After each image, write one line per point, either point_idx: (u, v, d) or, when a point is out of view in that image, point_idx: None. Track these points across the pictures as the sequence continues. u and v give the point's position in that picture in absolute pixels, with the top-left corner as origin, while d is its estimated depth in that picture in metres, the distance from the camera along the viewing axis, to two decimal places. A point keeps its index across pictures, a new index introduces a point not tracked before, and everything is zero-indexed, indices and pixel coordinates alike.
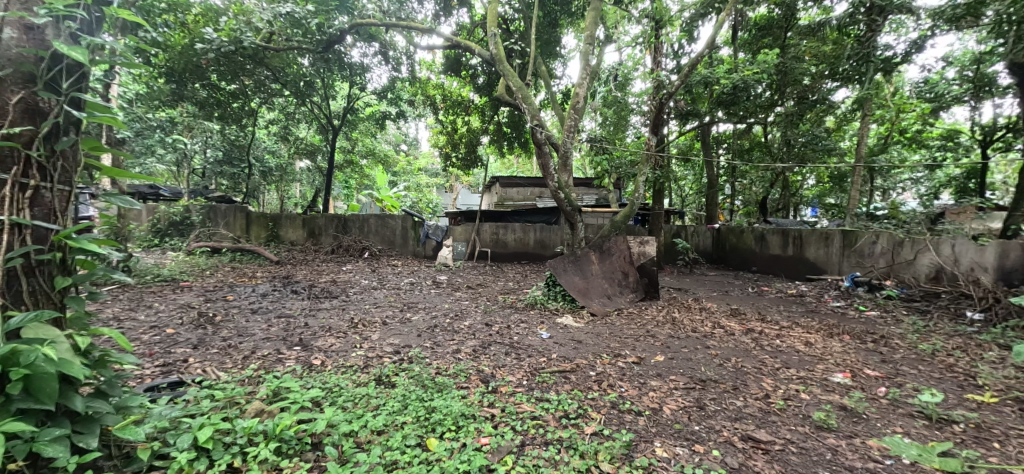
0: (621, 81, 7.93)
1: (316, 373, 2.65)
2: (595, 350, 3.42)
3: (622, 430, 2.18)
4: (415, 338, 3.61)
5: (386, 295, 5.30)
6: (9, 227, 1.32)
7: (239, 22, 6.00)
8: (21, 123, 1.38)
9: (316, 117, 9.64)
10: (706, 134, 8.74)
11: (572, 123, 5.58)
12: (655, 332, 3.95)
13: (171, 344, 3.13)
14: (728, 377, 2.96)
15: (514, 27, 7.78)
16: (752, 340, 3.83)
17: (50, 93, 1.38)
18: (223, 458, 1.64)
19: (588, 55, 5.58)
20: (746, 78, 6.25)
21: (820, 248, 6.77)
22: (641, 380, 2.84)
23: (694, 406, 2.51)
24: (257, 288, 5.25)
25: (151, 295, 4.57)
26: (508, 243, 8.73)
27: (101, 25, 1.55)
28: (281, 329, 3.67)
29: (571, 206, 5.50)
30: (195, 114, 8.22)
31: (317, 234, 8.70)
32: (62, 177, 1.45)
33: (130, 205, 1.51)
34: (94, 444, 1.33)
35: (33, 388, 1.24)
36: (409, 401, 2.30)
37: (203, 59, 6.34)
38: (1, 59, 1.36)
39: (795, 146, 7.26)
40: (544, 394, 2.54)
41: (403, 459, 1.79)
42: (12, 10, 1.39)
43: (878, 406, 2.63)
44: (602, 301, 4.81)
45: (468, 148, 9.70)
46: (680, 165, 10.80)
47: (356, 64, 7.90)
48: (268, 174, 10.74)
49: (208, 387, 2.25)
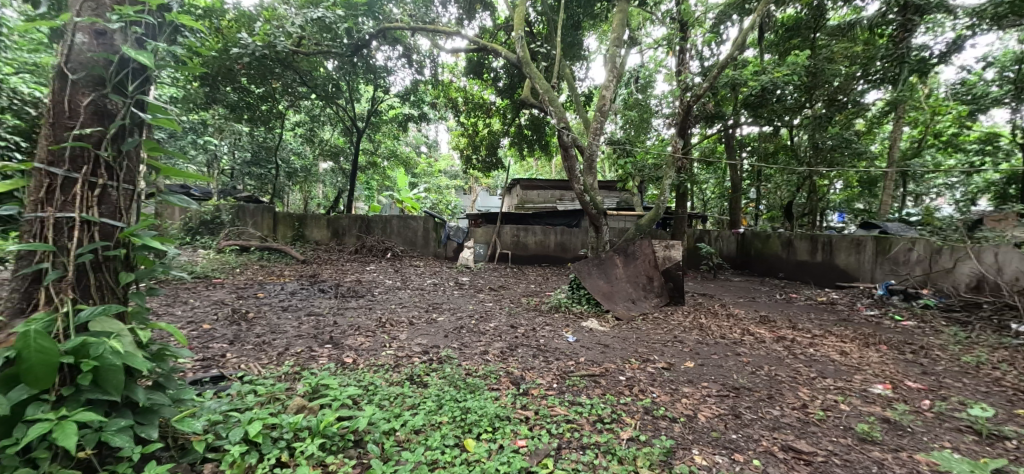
0: (643, 83, 8.12)
1: (350, 371, 2.69)
2: (624, 355, 3.39)
3: (660, 436, 2.16)
4: (442, 338, 3.65)
5: (411, 295, 5.36)
6: (79, 224, 1.39)
7: (273, 27, 6.21)
8: (90, 125, 1.44)
9: (341, 120, 9.76)
10: (730, 138, 8.63)
11: (598, 126, 5.50)
12: (683, 338, 3.90)
13: (208, 340, 3.21)
14: (763, 385, 2.90)
15: (538, 31, 7.82)
16: (784, 348, 3.74)
17: (118, 96, 1.44)
18: (272, 452, 1.68)
19: (616, 57, 5.54)
20: (775, 80, 6.13)
21: (851, 254, 6.64)
22: (673, 386, 2.81)
23: (730, 414, 2.46)
24: (285, 286, 5.35)
25: (186, 291, 4.70)
26: (528, 246, 8.72)
27: (160, 31, 1.60)
28: (312, 327, 3.73)
29: (596, 209, 5.42)
30: (226, 117, 8.42)
31: (341, 234, 8.82)
32: (127, 177, 1.50)
33: (188, 205, 1.58)
34: (155, 435, 1.37)
35: (100, 379, 1.29)
36: (444, 401, 2.32)
37: (239, 63, 6.53)
38: (74, 64, 1.43)
39: (823, 150, 7.03)
40: (576, 398, 2.53)
41: (445, 459, 1.80)
42: (85, 16, 1.44)
43: (924, 420, 2.54)
44: (626, 305, 4.75)
45: (489, 150, 9.72)
46: (703, 169, 10.60)
47: (381, 68, 8.01)
48: (293, 175, 11.03)
49: (249, 382, 2.30)
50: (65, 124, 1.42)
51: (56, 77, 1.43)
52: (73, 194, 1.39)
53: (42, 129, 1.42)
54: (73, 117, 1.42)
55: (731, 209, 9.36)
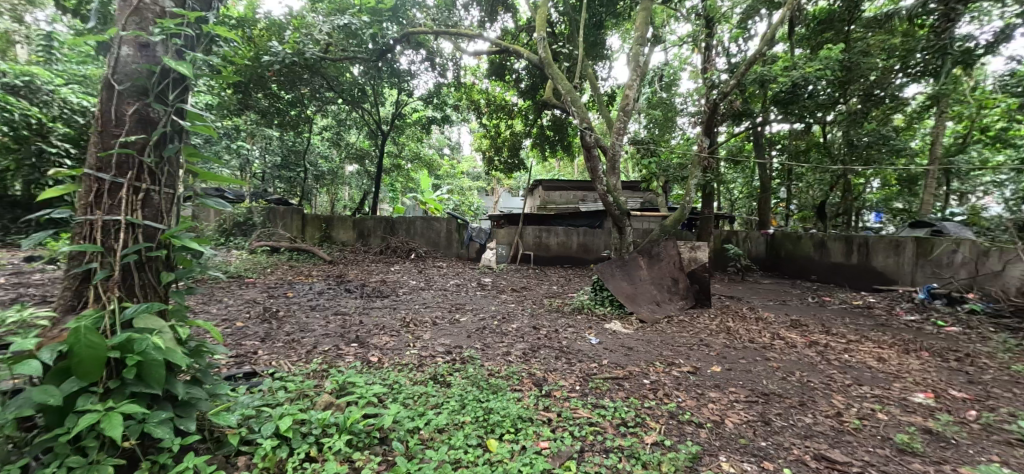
0: (667, 81, 8.01)
1: (375, 370, 2.75)
2: (648, 358, 3.36)
3: (685, 441, 2.13)
4: (465, 338, 3.69)
5: (434, 295, 5.43)
6: (125, 226, 1.47)
7: (302, 35, 6.41)
8: (134, 132, 1.52)
9: (366, 123, 9.95)
10: (758, 136, 8.40)
11: (621, 125, 5.45)
12: (710, 342, 3.83)
13: (241, 337, 3.34)
14: (794, 391, 2.83)
15: (559, 31, 7.81)
16: (817, 354, 3.63)
17: (160, 105, 1.52)
18: (302, 447, 1.73)
19: (639, 56, 5.49)
20: (806, 75, 5.94)
21: (889, 257, 6.38)
22: (698, 391, 2.76)
23: (759, 421, 2.41)
24: (313, 286, 5.50)
25: (221, 290, 4.89)
26: (551, 247, 8.70)
27: (198, 42, 1.68)
28: (338, 326, 3.82)
29: (619, 209, 5.36)
30: (258, 122, 8.71)
31: (366, 235, 8.99)
32: (168, 182, 1.58)
33: (224, 208, 1.65)
34: (193, 428, 1.44)
35: (144, 373, 1.36)
36: (467, 401, 2.34)
37: (270, 71, 6.76)
38: (120, 75, 1.51)
39: (859, 148, 6.74)
40: (599, 401, 2.52)
41: (468, 459, 1.82)
42: (129, 29, 1.53)
43: (969, 432, 2.42)
44: (651, 307, 4.69)
45: (511, 151, 9.75)
46: (730, 168, 10.36)
47: (405, 72, 8.13)
48: (321, 178, 11.31)
49: (280, 379, 2.38)
50: (112, 132, 1.50)
51: (103, 88, 1.51)
52: (119, 198, 1.47)
53: (91, 137, 1.50)
54: (119, 126, 1.51)
55: (760, 209, 9.13)
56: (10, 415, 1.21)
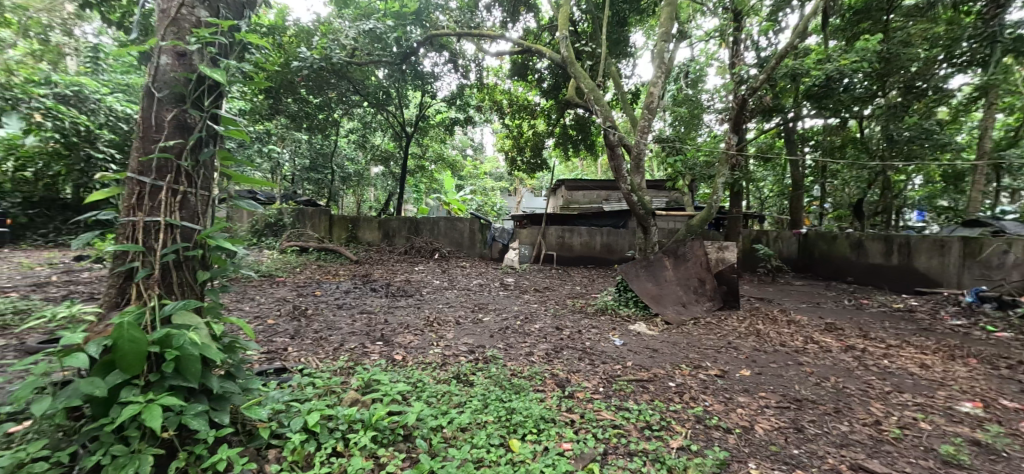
0: (693, 78, 7.86)
1: (400, 368, 2.80)
2: (673, 360, 3.31)
3: (713, 447, 2.09)
4: (488, 338, 3.71)
5: (457, 295, 5.48)
6: (165, 227, 1.54)
7: (329, 40, 6.59)
8: (173, 137, 1.59)
9: (391, 125, 10.11)
10: (790, 132, 8.15)
11: (646, 124, 5.38)
12: (738, 345, 3.74)
13: (272, 334, 3.45)
14: (828, 398, 2.74)
15: (582, 29, 7.76)
16: (853, 359, 3.50)
17: (196, 111, 1.59)
18: (328, 441, 1.78)
19: (664, 52, 5.40)
20: (841, 68, 5.85)
21: (932, 257, 6.14)
22: (726, 395, 2.71)
23: (790, 427, 2.35)
24: (340, 285, 5.63)
25: (253, 288, 5.08)
26: (574, 247, 8.65)
27: (232, 50, 1.75)
28: (364, 324, 3.90)
29: (644, 209, 5.28)
30: (287, 126, 8.96)
31: (391, 235, 9.14)
32: (203, 185, 1.65)
33: (255, 209, 1.70)
34: (227, 421, 1.50)
35: (182, 367, 1.42)
36: (489, 401, 2.36)
37: (299, 76, 6.97)
38: (160, 83, 1.59)
39: (898, 143, 6.36)
40: (623, 403, 2.49)
41: (490, 458, 1.84)
42: (167, 39, 1.60)
43: (1022, 444, 2.29)
44: (676, 309, 4.62)
45: (534, 151, 9.75)
46: (760, 166, 10.07)
47: (428, 74, 8.23)
48: (347, 180, 11.57)
49: (308, 375, 2.45)
50: (153, 138, 1.58)
51: (144, 96, 1.59)
52: (159, 201, 1.55)
53: (134, 142, 1.58)
54: (159, 131, 1.58)
55: (791, 208, 8.85)
56: (60, 405, 1.29)
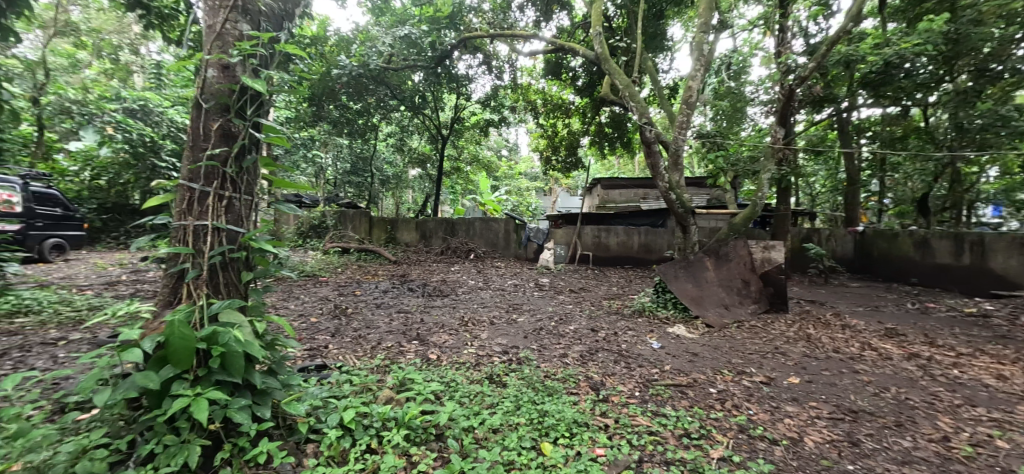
0: (735, 69, 7.57)
1: (434, 367, 2.84)
2: (714, 365, 3.20)
3: (757, 459, 2.01)
4: (522, 339, 3.71)
5: (492, 295, 5.52)
6: (212, 230, 1.63)
7: (367, 48, 6.83)
8: (218, 146, 1.69)
9: (427, 128, 10.30)
10: (844, 122, 7.70)
11: (684, 119, 5.22)
12: (786, 350, 3.57)
13: (315, 332, 3.59)
14: (888, 410, 2.57)
15: (616, 25, 7.64)
16: (916, 368, 3.27)
17: (239, 120, 1.68)
18: (363, 438, 1.83)
19: (703, 44, 5.24)
20: (902, 52, 5.50)
21: (1012, 257, 5.71)
22: (773, 404, 2.59)
23: (844, 441, 2.21)
24: (379, 285, 5.79)
25: (298, 287, 5.32)
26: (611, 247, 8.52)
27: (273, 62, 1.83)
28: (401, 324, 3.99)
29: (683, 208, 5.12)
30: (330, 132, 9.30)
31: (428, 236, 9.30)
32: (246, 189, 1.74)
33: (295, 213, 1.76)
34: (268, 415, 1.58)
35: (227, 363, 1.50)
36: (522, 402, 2.36)
37: (339, 83, 7.24)
38: (207, 94, 1.68)
39: (970, 132, 5.86)
40: (661, 409, 2.43)
41: (521, 461, 1.84)
42: (213, 52, 1.69)
43: None
44: (718, 311, 4.46)
45: (569, 150, 9.67)
46: (809, 160, 9.57)
47: (462, 76, 8.34)
48: (386, 182, 11.88)
49: (346, 372, 2.53)
50: (201, 146, 1.67)
51: (193, 107, 1.68)
52: (207, 205, 1.64)
53: (185, 151, 1.68)
54: (206, 140, 1.68)
55: (846, 205, 8.36)
56: (119, 396, 1.39)
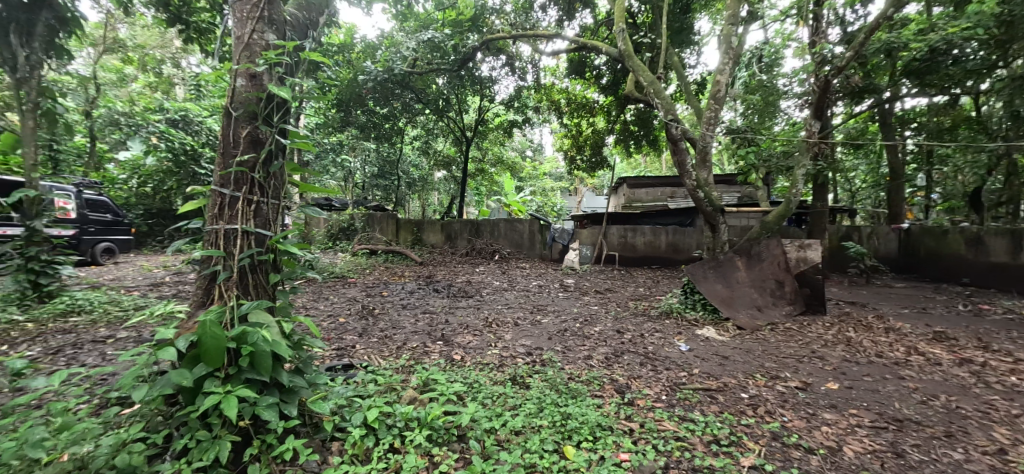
0: (766, 62, 7.33)
1: (458, 368, 2.86)
2: (746, 369, 3.10)
3: (791, 468, 1.94)
4: (546, 340, 3.69)
5: (517, 296, 5.52)
6: (241, 234, 1.69)
7: (391, 53, 6.95)
8: (247, 152, 1.75)
9: (452, 131, 10.39)
10: (885, 114, 7.34)
11: (713, 114, 5.09)
12: (822, 354, 3.43)
13: (342, 332, 3.68)
14: (935, 419, 2.43)
15: (641, 20, 7.52)
16: (967, 375, 3.08)
17: (266, 127, 1.74)
18: (386, 437, 1.86)
19: (731, 36, 5.09)
20: (949, 37, 5.19)
21: None
22: (809, 411, 2.49)
23: (887, 452, 2.11)
24: (406, 286, 5.88)
25: (327, 288, 5.46)
26: (637, 247, 8.40)
27: (298, 69, 1.89)
28: (426, 324, 4.04)
29: (711, 206, 4.99)
30: (357, 137, 9.50)
31: (453, 237, 9.38)
32: (273, 193, 1.79)
33: (320, 216, 1.80)
34: (294, 413, 1.62)
35: (255, 362, 1.55)
36: (544, 405, 2.35)
37: (365, 88, 7.39)
38: (237, 102, 1.74)
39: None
40: (688, 414, 2.38)
41: (542, 464, 1.83)
42: (242, 62, 1.75)
43: None
44: (749, 313, 4.33)
45: (594, 149, 9.57)
46: (847, 154, 9.17)
47: (485, 78, 8.37)
48: (413, 185, 12.06)
49: (372, 372, 2.58)
50: (231, 153, 1.74)
51: (224, 116, 1.75)
52: (237, 210, 1.70)
53: (216, 158, 1.75)
54: (236, 147, 1.74)
55: (889, 200, 7.98)
56: (155, 392, 1.45)
